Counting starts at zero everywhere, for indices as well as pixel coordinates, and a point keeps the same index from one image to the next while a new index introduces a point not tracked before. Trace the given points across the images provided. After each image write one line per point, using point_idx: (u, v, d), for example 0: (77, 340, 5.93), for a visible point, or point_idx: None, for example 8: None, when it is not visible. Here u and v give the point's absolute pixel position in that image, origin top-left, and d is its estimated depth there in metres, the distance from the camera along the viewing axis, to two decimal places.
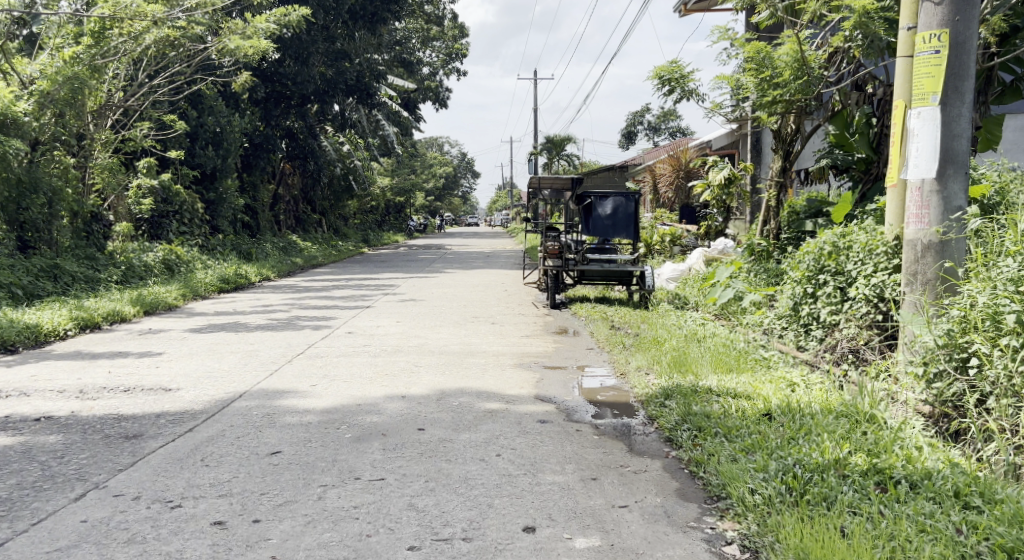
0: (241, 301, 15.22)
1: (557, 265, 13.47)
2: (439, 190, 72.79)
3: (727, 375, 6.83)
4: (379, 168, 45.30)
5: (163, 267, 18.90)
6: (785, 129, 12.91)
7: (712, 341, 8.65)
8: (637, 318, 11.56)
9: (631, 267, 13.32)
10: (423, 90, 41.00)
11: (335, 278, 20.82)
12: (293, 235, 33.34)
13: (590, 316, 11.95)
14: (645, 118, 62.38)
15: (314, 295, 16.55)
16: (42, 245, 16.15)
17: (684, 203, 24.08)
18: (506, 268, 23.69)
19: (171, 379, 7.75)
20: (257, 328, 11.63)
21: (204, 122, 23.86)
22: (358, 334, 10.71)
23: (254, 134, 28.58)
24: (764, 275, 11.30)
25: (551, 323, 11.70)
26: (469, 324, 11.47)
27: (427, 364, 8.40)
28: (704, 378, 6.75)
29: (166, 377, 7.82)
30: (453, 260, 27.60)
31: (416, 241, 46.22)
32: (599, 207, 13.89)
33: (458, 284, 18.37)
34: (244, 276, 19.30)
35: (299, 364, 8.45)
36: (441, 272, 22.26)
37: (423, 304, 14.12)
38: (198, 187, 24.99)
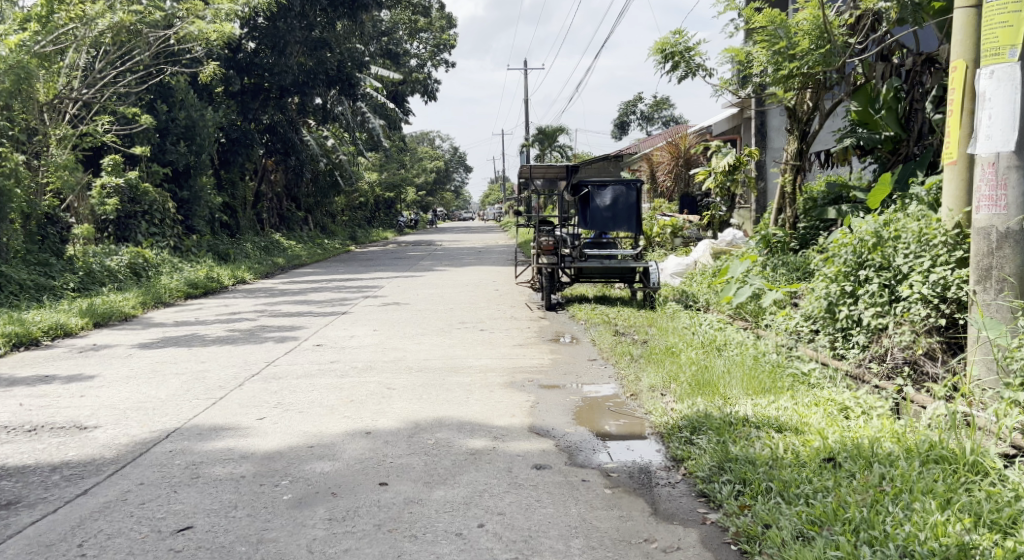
0: (206, 309, 13.96)
1: (552, 262, 12.26)
2: (430, 185, 71.45)
3: (765, 401, 5.44)
4: (366, 164, 43.89)
5: (129, 272, 17.62)
6: (801, 106, 11.63)
7: (734, 352, 7.27)
8: (643, 322, 10.21)
9: (633, 263, 12.12)
10: (411, 83, 39.72)
11: (314, 279, 19.51)
12: (277, 234, 32.00)
13: (590, 320, 10.66)
14: (638, 108, 61.13)
15: (288, 300, 15.28)
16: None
17: (684, 191, 22.91)
18: (498, 265, 22.42)
19: (91, 414, 6.51)
20: (215, 341, 10.37)
21: (175, 116, 22.62)
22: (326, 347, 9.44)
23: (231, 129, 27.20)
24: (785, 271, 10.51)
25: (546, 329, 10.43)
26: (454, 332, 10.20)
27: (401, 386, 7.13)
28: (739, 405, 5.39)
29: (85, 411, 6.57)
30: (443, 257, 26.31)
31: (407, 237, 44.89)
32: (597, 198, 12.33)
33: (446, 284, 17.08)
34: (216, 280, 18.02)
35: (251, 389, 7.20)
36: (430, 271, 20.98)
37: (405, 309, 12.86)
38: (170, 185, 23.69)
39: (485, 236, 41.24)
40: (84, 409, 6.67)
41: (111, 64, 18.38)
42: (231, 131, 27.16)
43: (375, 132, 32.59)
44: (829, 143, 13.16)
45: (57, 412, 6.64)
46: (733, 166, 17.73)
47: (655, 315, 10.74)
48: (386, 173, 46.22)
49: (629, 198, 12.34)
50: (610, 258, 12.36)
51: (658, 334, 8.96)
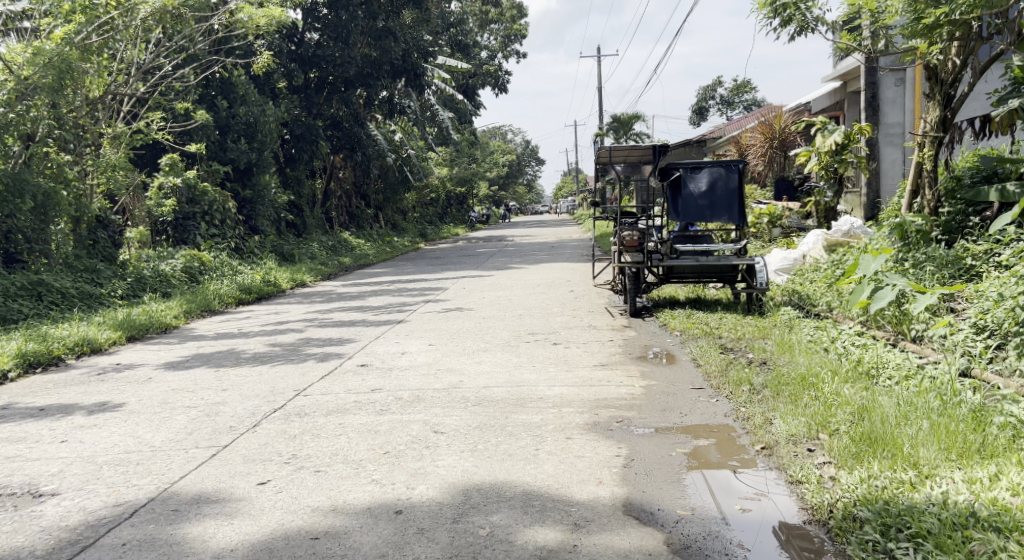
0: (255, 318, 12.64)
1: (636, 261, 10.49)
2: (502, 179, 69.85)
3: (990, 480, 3.74)
4: (436, 158, 42.54)
5: (184, 276, 16.52)
6: (944, 65, 9.91)
7: (898, 388, 5.50)
8: (757, 333, 8.47)
9: (735, 259, 10.37)
10: (481, 75, 38.21)
11: (378, 281, 18.09)
12: (346, 232, 30.89)
13: (686, 329, 8.94)
14: (716, 92, 58.15)
15: (344, 305, 13.84)
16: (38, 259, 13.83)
17: (779, 176, 20.79)
18: (575, 261, 20.66)
19: (58, 472, 5.06)
20: (249, 358, 8.95)
21: (236, 112, 21.51)
22: (372, 368, 7.89)
23: (295, 125, 26.04)
24: (949, 271, 8.83)
25: (633, 343, 8.70)
26: (524, 347, 8.56)
27: (451, 431, 5.53)
28: (951, 489, 3.70)
29: (53, 464, 5.12)
30: (515, 253, 24.71)
31: (479, 233, 43.36)
32: (690, 182, 10.30)
33: (516, 284, 15.40)
34: (274, 283, 16.78)
35: (267, 431, 5.68)
36: (502, 269, 19.35)
37: (472, 315, 11.27)
38: (233, 184, 22.68)
39: (559, 230, 39.49)
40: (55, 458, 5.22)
41: (165, 58, 17.34)
42: (295, 127, 25.93)
43: (444, 125, 31.14)
44: (986, 107, 11.18)
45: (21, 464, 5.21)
46: (840, 145, 15.90)
47: (768, 325, 8.96)
48: (457, 167, 44.79)
49: (729, 184, 10.28)
50: (705, 253, 10.61)
51: (782, 354, 7.20)
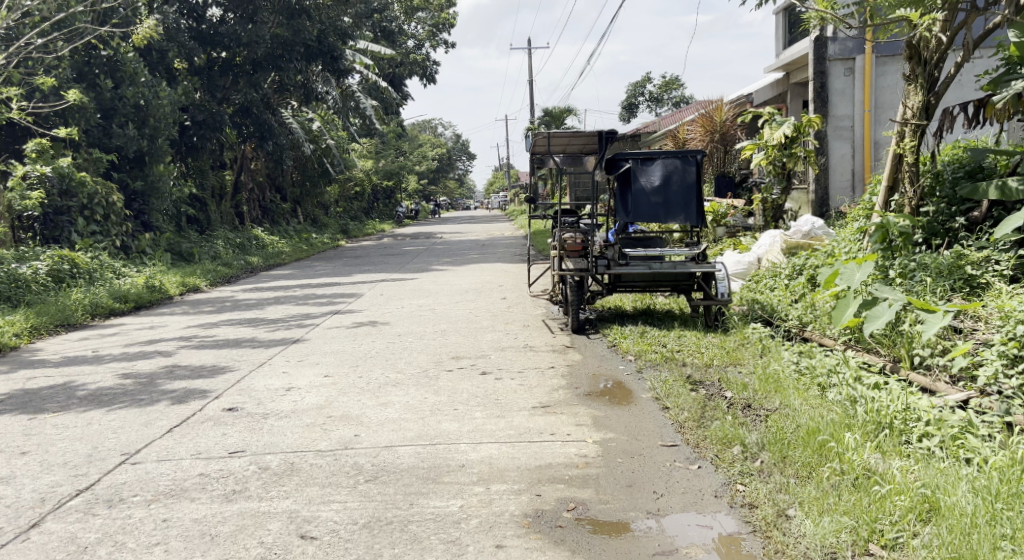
0: (122, 335, 10.59)
1: (579, 269, 8.85)
2: (431, 173, 67.65)
3: None
4: (360, 151, 40.27)
5: (49, 280, 14.49)
6: (928, 42, 8.34)
7: (961, 465, 3.88)
8: (728, 360, 6.84)
9: (691, 265, 8.79)
10: (408, 64, 36.14)
11: (282, 285, 16.06)
12: (259, 229, 28.48)
13: (640, 353, 7.28)
14: (647, 88, 57.10)
15: (235, 316, 11.84)
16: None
17: (720, 170, 19.39)
18: (506, 262, 18.95)
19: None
20: (87, 397, 6.98)
21: (123, 94, 19.29)
22: (240, 415, 6.01)
23: (195, 110, 23.43)
24: (948, 281, 7.35)
25: (577, 372, 6.99)
26: (445, 381, 6.77)
27: (327, 537, 3.76)
28: None
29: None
30: (441, 251, 22.87)
31: (406, 229, 41.20)
32: (641, 176, 8.64)
33: (441, 290, 13.57)
34: (160, 289, 14.64)
35: (44, 542, 3.81)
36: (425, 271, 17.54)
37: (384, 333, 9.44)
38: (121, 174, 20.28)
39: (489, 226, 37.72)
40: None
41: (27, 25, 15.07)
42: (195, 112, 23.43)
43: (366, 114, 28.95)
44: (976, 94, 9.77)
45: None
46: (790, 137, 14.35)
47: (735, 347, 7.36)
48: (383, 160, 42.48)
49: (687, 178, 8.64)
50: (656, 258, 9.02)
51: (768, 395, 5.53)
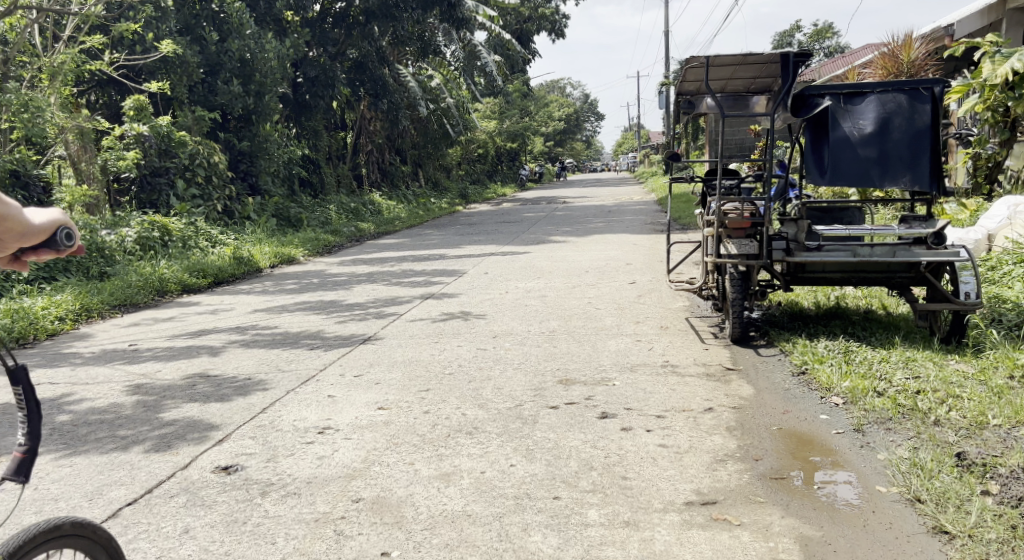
0: (176, 321, 8.77)
1: (746, 258, 6.29)
2: (558, 134, 65.04)
3: None
4: (483, 111, 38.20)
5: (133, 249, 13.02)
6: None
7: None
8: (1015, 416, 4.07)
9: (916, 249, 6.03)
10: (536, 19, 33.67)
11: (382, 258, 14.10)
12: (376, 193, 26.98)
13: (856, 393, 4.68)
14: (793, 40, 52.35)
15: (313, 298, 9.88)
16: (34, 180, 12.67)
17: None
18: (637, 232, 16.40)
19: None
20: (67, 425, 5.07)
21: (228, 47, 17.82)
22: (231, 485, 3.91)
23: (308, 66, 21.85)
24: None
25: (753, 425, 4.51)
26: (545, 434, 4.46)
27: None
28: None
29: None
30: (564, 219, 20.58)
31: (530, 193, 38.98)
32: (845, 120, 5.97)
33: (558, 269, 11.25)
34: (248, 259, 12.97)
35: None
36: (544, 242, 15.26)
37: (478, 333, 7.20)
38: (227, 134, 18.92)
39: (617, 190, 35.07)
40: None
41: None
42: (308, 68, 21.82)
43: (490, 71, 26.75)
44: None
45: (54, 550, 2.39)
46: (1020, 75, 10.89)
47: (1014, 389, 4.60)
48: (507, 121, 40.27)
49: (914, 121, 5.87)
50: (859, 240, 6.32)
51: None
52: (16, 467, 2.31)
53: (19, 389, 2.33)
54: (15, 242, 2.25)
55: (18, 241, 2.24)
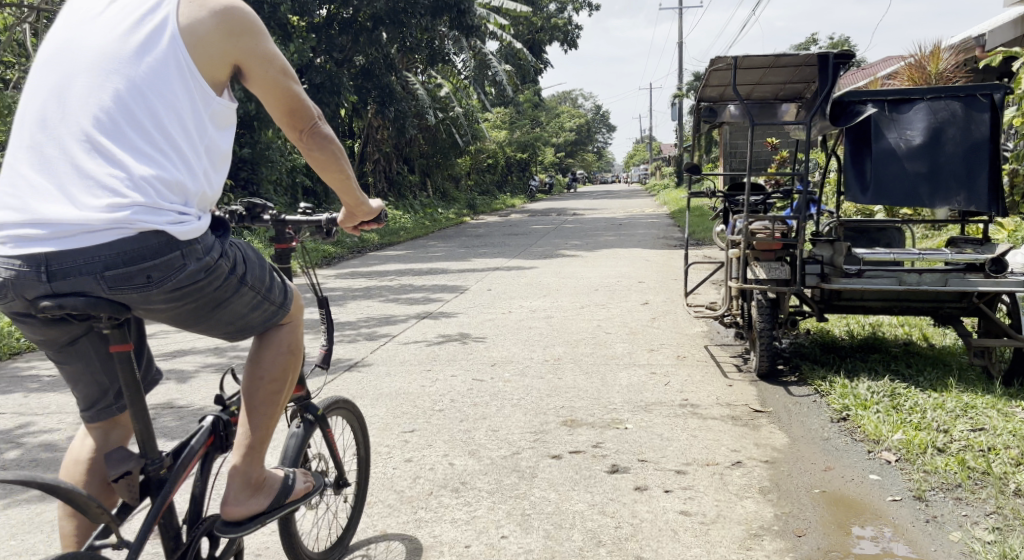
0: (153, 339, 8.09)
1: (775, 285, 5.60)
2: (568, 145, 64.40)
3: None
4: (493, 121, 37.56)
5: None
6: None
7: None
8: None
9: (970, 275, 5.33)
10: (549, 29, 33.08)
11: (382, 271, 13.41)
12: (382, 203, 26.33)
13: (911, 449, 3.99)
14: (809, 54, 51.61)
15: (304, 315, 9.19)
16: None
17: None
18: (650, 247, 15.70)
19: (325, 538, 3.04)
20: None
21: None
22: None
23: (313, 72, 21.24)
24: None
25: (790, 487, 3.83)
26: (545, 494, 3.79)
27: None
28: None
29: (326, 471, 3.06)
30: (573, 232, 19.91)
31: (539, 205, 38.29)
32: (891, 130, 5.26)
33: (566, 287, 10.57)
34: None
35: None
36: (552, 256, 14.55)
37: (476, 360, 6.53)
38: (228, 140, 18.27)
39: (628, 203, 34.36)
40: (339, 471, 3.03)
41: None
42: (314, 74, 21.17)
43: (500, 80, 26.11)
44: None
45: (332, 414, 3.05)
46: None
47: None
48: (518, 132, 39.61)
49: (971, 132, 5.18)
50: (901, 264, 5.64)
51: None
52: (323, 357, 2.94)
53: (325, 311, 3.05)
54: (357, 219, 2.65)
55: (360, 220, 2.65)
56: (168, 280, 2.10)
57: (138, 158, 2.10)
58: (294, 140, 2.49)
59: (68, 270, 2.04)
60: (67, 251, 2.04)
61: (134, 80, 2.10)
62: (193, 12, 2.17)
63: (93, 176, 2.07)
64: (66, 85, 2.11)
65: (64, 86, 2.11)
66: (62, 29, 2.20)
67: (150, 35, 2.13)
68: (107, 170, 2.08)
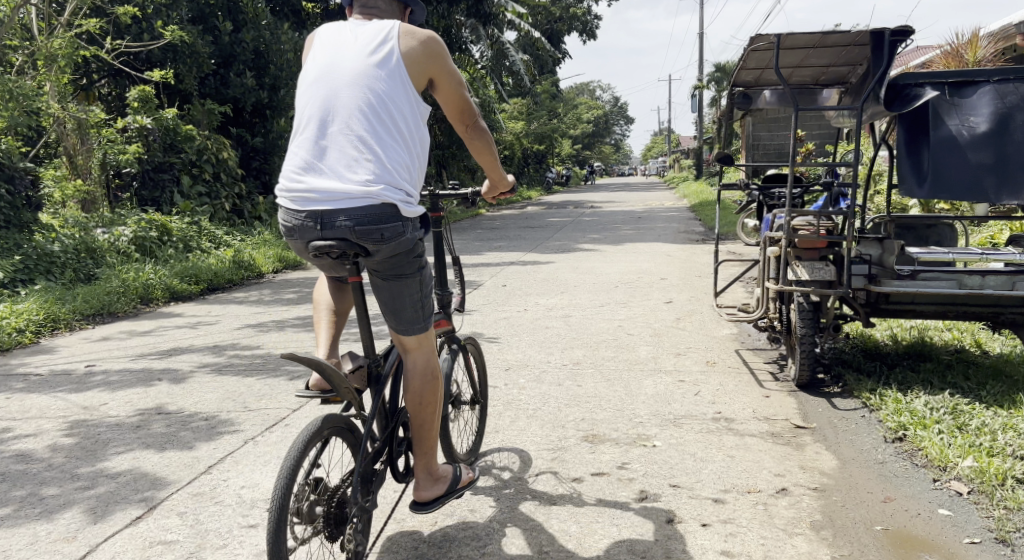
0: (151, 334, 7.62)
1: (819, 288, 5.10)
2: (585, 137, 63.64)
3: None
4: (510, 111, 36.95)
5: (125, 251, 11.57)
6: None
7: None
8: None
9: None
10: (568, 19, 32.45)
11: None
12: None
13: (987, 480, 3.48)
14: None
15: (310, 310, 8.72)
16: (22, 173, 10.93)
17: None
18: (672, 241, 15.15)
19: (461, 444, 3.86)
20: None
21: (244, 40, 16.05)
22: None
23: None
24: None
25: (847, 521, 3.34)
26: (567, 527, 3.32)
27: None
28: None
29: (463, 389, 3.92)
30: (592, 225, 19.38)
31: (555, 197, 37.69)
32: (952, 116, 4.77)
33: (585, 283, 10.07)
34: (247, 264, 11.83)
35: None
36: (571, 251, 14.01)
37: (490, 363, 6.06)
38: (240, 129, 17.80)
39: (646, 196, 33.75)
40: (473, 390, 3.94)
41: None
42: None
43: (518, 70, 25.54)
44: None
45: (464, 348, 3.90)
46: None
47: None
48: (535, 123, 38.98)
49: None
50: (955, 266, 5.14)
51: None
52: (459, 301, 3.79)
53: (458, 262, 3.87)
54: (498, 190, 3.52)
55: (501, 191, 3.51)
56: (395, 240, 2.84)
57: (387, 147, 2.90)
58: (461, 130, 3.32)
59: (335, 222, 2.80)
60: (339, 210, 2.79)
61: (381, 91, 2.90)
62: (411, 39, 2.96)
63: (359, 159, 2.85)
64: (332, 96, 2.90)
65: (331, 95, 2.90)
66: (318, 54, 2.99)
67: (385, 57, 2.93)
68: (365, 154, 2.86)
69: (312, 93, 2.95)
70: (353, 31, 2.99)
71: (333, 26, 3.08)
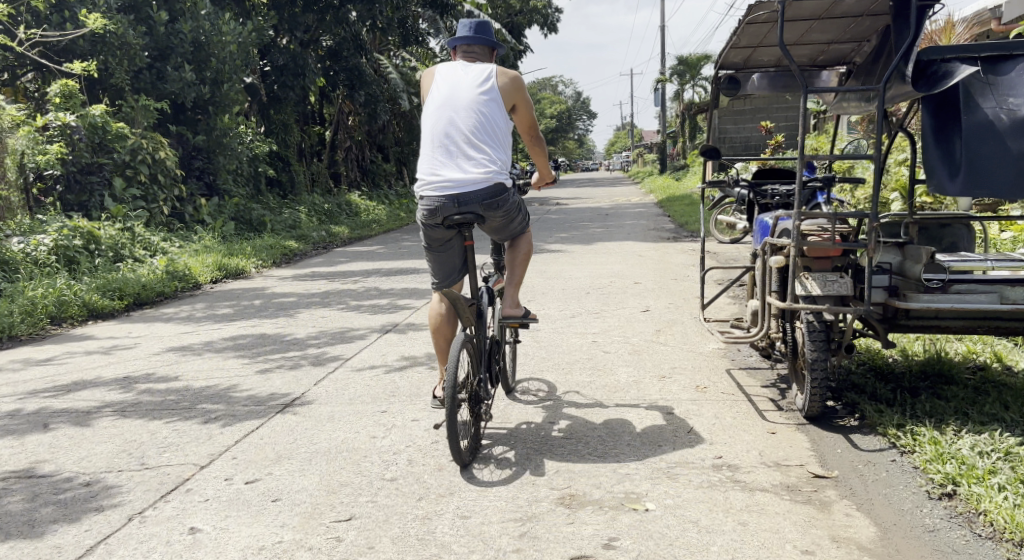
0: (53, 363, 6.61)
1: (831, 305, 4.30)
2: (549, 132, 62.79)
3: None
4: None
5: (42, 261, 10.45)
6: None
7: None
8: None
9: None
10: (528, 11, 31.55)
11: (347, 271, 11.96)
12: (354, 193, 24.81)
13: None
14: None
15: (246, 328, 7.77)
16: None
17: None
18: (643, 239, 14.39)
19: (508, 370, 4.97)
20: None
21: (180, 29, 15.04)
22: None
23: (275, 54, 19.67)
24: None
25: None
26: None
27: None
28: None
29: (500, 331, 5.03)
30: (558, 223, 18.58)
31: None
32: (983, 98, 4.00)
33: (553, 289, 9.26)
34: (182, 275, 10.78)
35: None
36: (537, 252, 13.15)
37: None
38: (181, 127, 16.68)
39: (612, 191, 33.05)
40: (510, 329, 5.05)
41: None
42: (277, 56, 19.55)
43: None
44: None
45: None
46: None
47: None
48: None
49: None
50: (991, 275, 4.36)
51: None
52: None
53: None
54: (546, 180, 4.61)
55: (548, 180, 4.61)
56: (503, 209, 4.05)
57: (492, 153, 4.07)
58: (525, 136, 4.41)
59: (466, 200, 3.95)
60: (469, 193, 3.95)
61: (489, 112, 4.05)
62: (505, 73, 4.09)
63: (475, 161, 4.01)
64: (455, 116, 4.06)
65: (453, 116, 4.06)
66: (439, 87, 4.12)
67: (491, 90, 4.08)
68: (483, 155, 4.01)
69: (439, 114, 4.09)
70: (463, 69, 4.13)
71: (445, 65, 4.21)
